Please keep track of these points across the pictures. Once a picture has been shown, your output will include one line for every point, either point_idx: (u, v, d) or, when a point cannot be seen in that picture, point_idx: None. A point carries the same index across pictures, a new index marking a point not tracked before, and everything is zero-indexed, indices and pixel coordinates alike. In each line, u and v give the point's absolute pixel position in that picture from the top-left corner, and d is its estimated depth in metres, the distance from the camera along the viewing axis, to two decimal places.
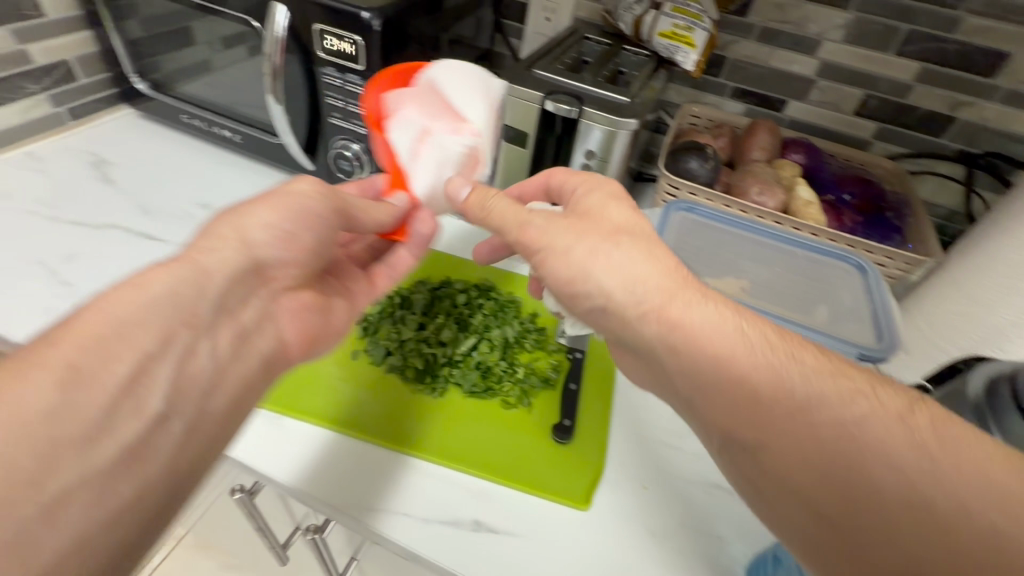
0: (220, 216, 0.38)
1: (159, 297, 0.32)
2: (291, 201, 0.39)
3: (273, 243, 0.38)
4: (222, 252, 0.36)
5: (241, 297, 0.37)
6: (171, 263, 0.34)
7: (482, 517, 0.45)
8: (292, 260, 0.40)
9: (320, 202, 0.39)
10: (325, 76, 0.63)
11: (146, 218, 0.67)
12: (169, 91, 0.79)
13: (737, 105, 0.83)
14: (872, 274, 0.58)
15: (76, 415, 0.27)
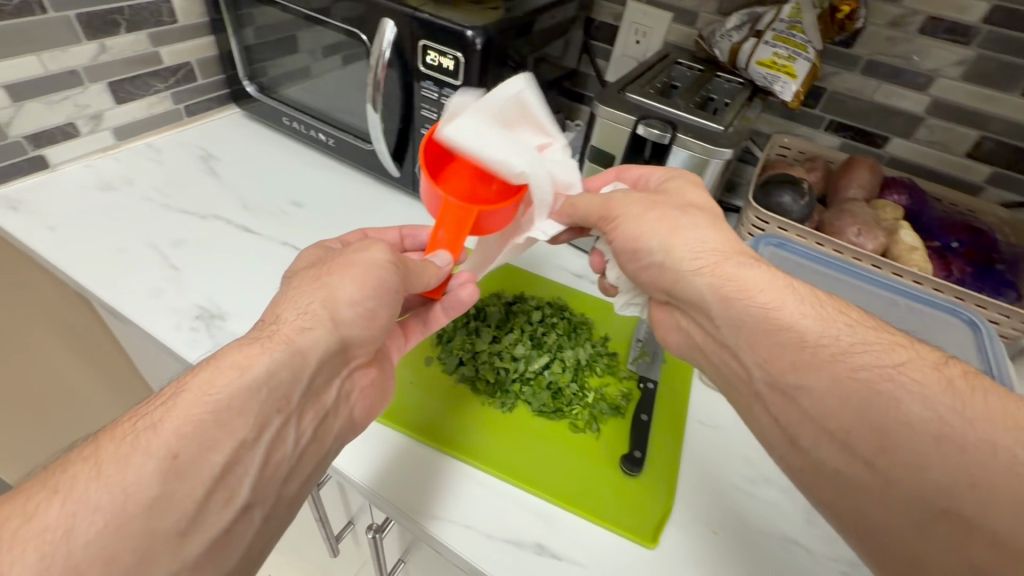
0: (309, 287, 0.41)
1: (258, 381, 0.34)
2: (371, 275, 0.41)
3: (356, 320, 0.41)
4: (312, 331, 0.38)
5: (329, 373, 0.40)
6: (270, 344, 0.36)
7: (545, 541, 0.45)
8: (369, 339, 0.42)
9: (394, 274, 0.42)
10: (422, 90, 0.66)
11: (245, 211, 0.72)
12: (273, 94, 0.84)
13: (831, 139, 0.79)
14: (986, 332, 0.53)
15: (175, 504, 0.30)
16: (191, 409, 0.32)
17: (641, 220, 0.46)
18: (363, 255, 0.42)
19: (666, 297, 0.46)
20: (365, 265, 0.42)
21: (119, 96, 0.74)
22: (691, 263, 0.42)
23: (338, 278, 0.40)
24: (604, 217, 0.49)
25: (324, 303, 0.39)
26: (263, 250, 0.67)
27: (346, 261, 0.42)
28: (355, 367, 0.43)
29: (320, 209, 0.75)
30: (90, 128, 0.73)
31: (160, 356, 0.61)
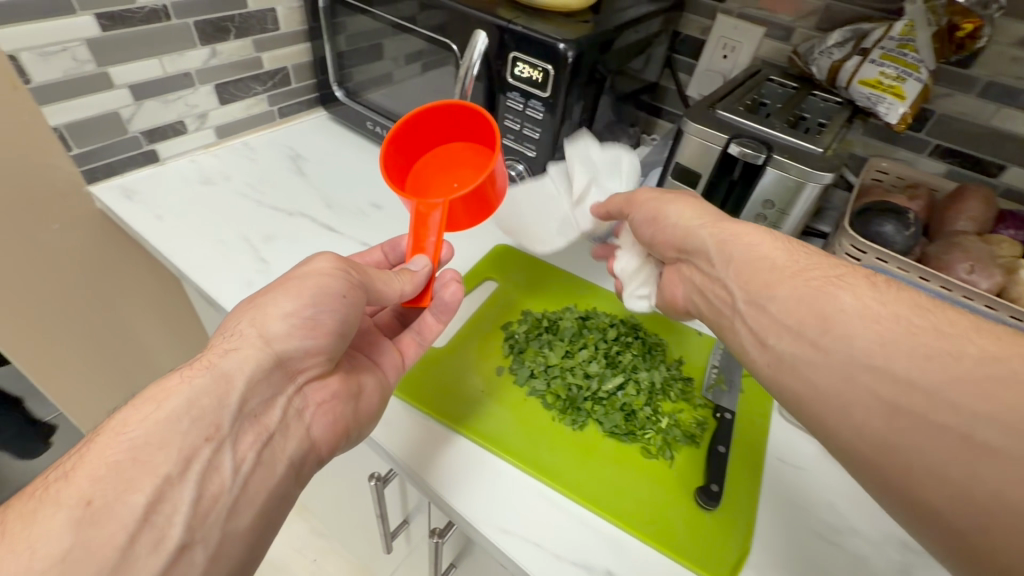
0: (243, 311, 0.43)
1: (178, 413, 0.36)
2: (304, 285, 0.43)
3: (293, 332, 0.42)
4: (238, 352, 0.40)
5: (266, 394, 0.40)
6: (193, 373, 0.38)
7: (614, 568, 0.44)
8: (316, 349, 0.43)
9: (334, 279, 0.44)
10: (508, 100, 0.66)
11: (329, 211, 0.75)
12: (359, 99, 0.87)
13: (936, 164, 0.74)
14: None
15: (92, 552, 0.30)
16: (106, 454, 0.33)
17: (665, 206, 0.49)
18: (312, 266, 0.44)
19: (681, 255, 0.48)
20: (303, 277, 0.43)
21: (224, 97, 0.79)
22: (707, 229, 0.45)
23: (269, 298, 0.42)
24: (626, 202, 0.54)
25: (254, 326, 0.41)
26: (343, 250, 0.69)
27: (279, 282, 0.44)
28: (305, 382, 0.44)
29: (399, 213, 0.77)
30: (196, 127, 0.79)
31: None
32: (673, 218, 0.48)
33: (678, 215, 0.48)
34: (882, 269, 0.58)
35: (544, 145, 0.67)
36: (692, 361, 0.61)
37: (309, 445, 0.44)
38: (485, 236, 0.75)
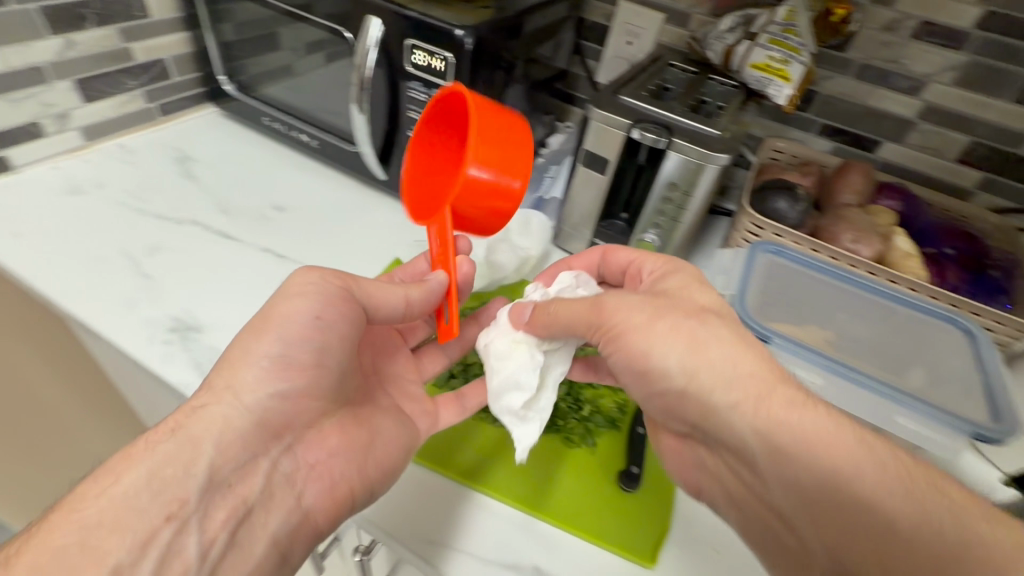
0: (216, 367, 0.41)
1: (137, 487, 0.36)
2: (282, 316, 0.42)
3: (265, 377, 0.41)
4: (207, 409, 0.39)
5: (243, 458, 0.39)
6: (159, 442, 0.37)
7: (542, 563, 0.43)
8: (296, 392, 0.42)
9: (309, 303, 0.42)
10: (409, 91, 0.63)
11: (224, 216, 0.69)
12: (253, 93, 0.81)
13: (824, 143, 0.79)
14: (983, 340, 0.53)
15: None
16: (54, 540, 0.33)
17: (651, 329, 0.41)
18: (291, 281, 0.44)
19: (692, 429, 0.42)
20: (285, 295, 0.43)
21: (88, 95, 0.70)
22: (729, 395, 0.38)
23: (249, 342, 0.42)
24: (596, 327, 0.42)
25: (225, 378, 0.40)
26: (244, 258, 0.64)
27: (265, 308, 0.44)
28: (297, 439, 0.42)
29: (303, 213, 0.72)
30: (57, 129, 0.70)
31: (130, 374, 0.58)
32: (674, 369, 0.40)
33: (678, 364, 0.40)
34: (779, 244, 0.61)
35: None
36: None
37: (301, 515, 0.42)
38: (398, 235, 0.71)
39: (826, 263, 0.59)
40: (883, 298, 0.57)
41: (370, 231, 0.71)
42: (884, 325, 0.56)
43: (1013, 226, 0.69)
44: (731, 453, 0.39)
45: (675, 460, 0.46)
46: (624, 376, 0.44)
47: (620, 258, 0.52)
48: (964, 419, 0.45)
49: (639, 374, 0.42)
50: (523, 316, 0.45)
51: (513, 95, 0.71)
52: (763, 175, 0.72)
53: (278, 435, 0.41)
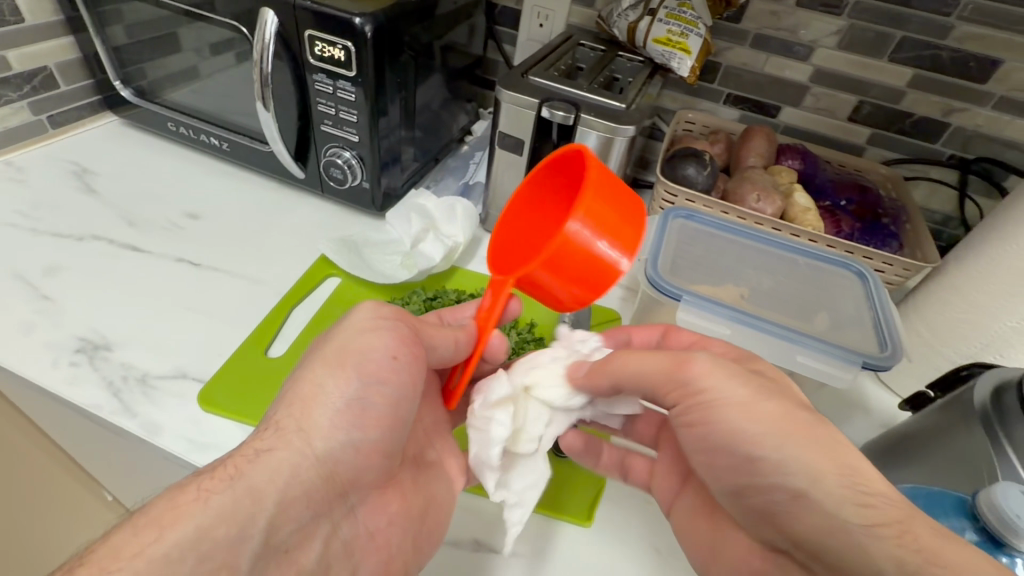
0: (283, 400, 0.37)
1: (183, 549, 0.30)
2: (353, 355, 0.38)
3: (335, 424, 0.36)
4: (271, 455, 0.34)
5: (302, 519, 0.35)
6: (211, 491, 0.32)
7: (483, 537, 0.44)
8: (368, 445, 0.38)
9: (383, 344, 0.38)
10: (316, 83, 0.62)
11: (130, 229, 0.65)
12: (154, 98, 0.76)
13: (731, 112, 0.83)
14: (873, 280, 0.57)
15: None
16: None
17: (755, 406, 0.34)
18: (354, 315, 0.40)
19: (793, 543, 0.33)
20: (359, 328, 0.39)
21: None
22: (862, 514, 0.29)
23: (326, 379, 0.37)
24: (675, 389, 0.36)
25: (294, 418, 0.36)
26: (156, 269, 0.61)
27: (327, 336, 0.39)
28: (359, 500, 0.39)
29: (219, 219, 0.69)
30: None
31: (38, 402, 0.54)
32: (790, 463, 0.32)
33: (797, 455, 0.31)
34: (691, 209, 0.64)
35: (365, 128, 0.63)
36: (542, 324, 0.64)
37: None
38: (321, 234, 0.70)
39: (735, 224, 0.62)
40: (789, 252, 0.61)
41: (291, 232, 0.69)
42: (788, 272, 0.60)
43: (900, 176, 0.75)
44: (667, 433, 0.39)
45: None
46: (718, 462, 0.36)
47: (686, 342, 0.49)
48: (857, 351, 0.50)
49: (740, 459, 0.34)
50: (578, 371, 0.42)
51: (429, 83, 0.71)
52: (675, 146, 0.75)
53: (343, 494, 0.38)
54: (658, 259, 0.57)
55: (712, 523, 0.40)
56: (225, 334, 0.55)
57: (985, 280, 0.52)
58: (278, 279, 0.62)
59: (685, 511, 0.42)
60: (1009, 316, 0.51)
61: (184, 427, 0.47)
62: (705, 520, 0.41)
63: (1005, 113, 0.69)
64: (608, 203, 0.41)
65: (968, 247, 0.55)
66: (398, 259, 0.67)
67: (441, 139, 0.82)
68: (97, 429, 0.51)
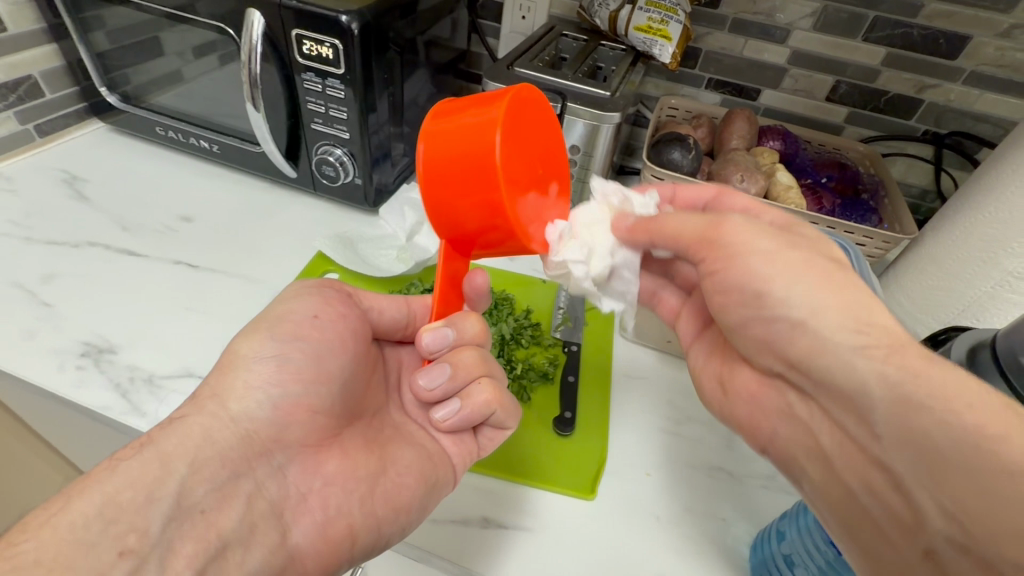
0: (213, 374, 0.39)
1: (89, 518, 0.29)
2: (268, 322, 0.41)
3: (257, 381, 0.38)
4: (185, 420, 0.36)
5: (219, 478, 0.34)
6: (119, 463, 0.32)
7: (490, 514, 0.46)
8: (287, 402, 0.38)
9: (299, 306, 0.42)
10: (305, 82, 0.63)
11: (125, 233, 0.66)
12: (141, 103, 0.76)
13: (713, 96, 0.85)
14: (853, 252, 0.59)
15: None
16: None
17: (780, 255, 0.36)
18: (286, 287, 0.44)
19: (785, 367, 0.38)
20: (284, 296, 0.43)
21: None
22: (856, 337, 0.32)
23: (243, 343, 0.40)
24: (704, 243, 0.39)
25: (211, 389, 0.38)
26: (156, 273, 0.62)
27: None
28: (287, 458, 0.38)
29: (213, 221, 0.70)
30: None
31: (44, 407, 0.55)
32: (792, 297, 0.35)
33: (802, 295, 0.35)
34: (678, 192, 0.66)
35: (355, 125, 0.64)
36: (539, 310, 0.66)
37: (284, 559, 0.35)
38: (318, 231, 0.71)
39: None
40: None
41: (285, 230, 0.70)
42: None
43: (877, 152, 0.77)
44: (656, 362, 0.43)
45: (747, 402, 0.43)
46: (730, 302, 0.39)
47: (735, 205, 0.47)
48: None
49: (748, 294, 0.37)
50: (623, 223, 0.41)
51: (415, 78, 0.72)
52: (660, 131, 0.77)
53: (267, 453, 0.37)
54: None
55: (724, 360, 0.46)
56: (226, 332, 0.56)
57: (960, 249, 0.55)
58: (276, 278, 0.63)
59: (700, 355, 0.49)
60: (982, 283, 0.53)
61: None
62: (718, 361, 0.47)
63: (975, 87, 0.71)
64: (445, 120, 0.37)
65: (947, 218, 0.57)
66: (394, 253, 0.68)
67: None
68: (105, 429, 0.52)
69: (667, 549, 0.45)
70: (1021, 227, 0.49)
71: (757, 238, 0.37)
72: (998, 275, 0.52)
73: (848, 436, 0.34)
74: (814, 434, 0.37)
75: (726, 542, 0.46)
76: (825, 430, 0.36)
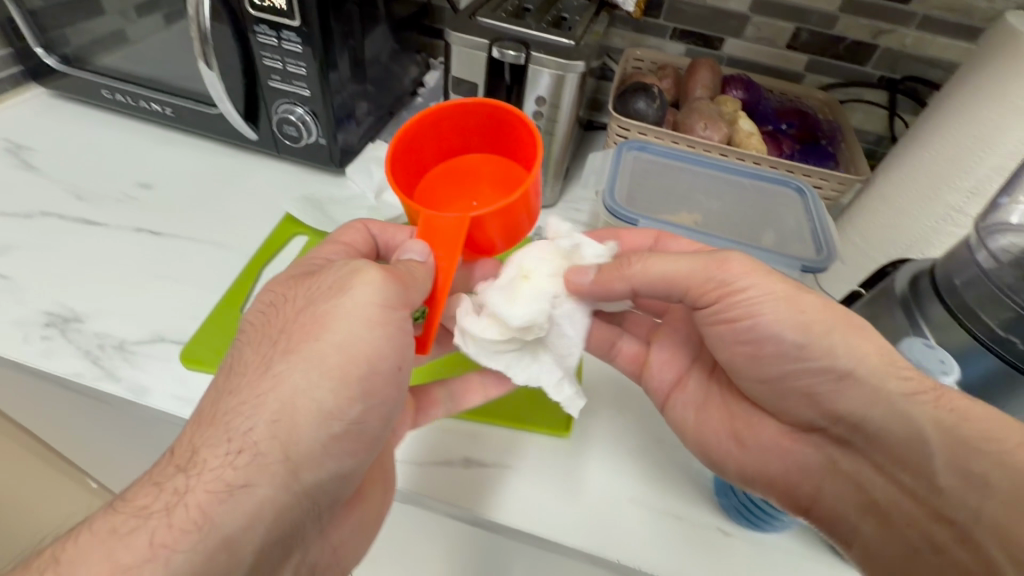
0: (250, 396, 0.35)
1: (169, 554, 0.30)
2: (321, 363, 0.36)
3: (326, 450, 0.36)
4: (257, 492, 0.33)
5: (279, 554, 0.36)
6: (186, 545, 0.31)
7: (471, 454, 0.48)
8: (350, 471, 0.39)
9: (371, 341, 0.38)
10: (259, 35, 0.60)
11: (81, 203, 0.63)
12: (82, 64, 0.72)
13: (678, 46, 0.85)
14: (811, 196, 0.62)
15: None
16: None
17: (801, 300, 0.42)
18: (354, 299, 0.38)
19: (833, 422, 0.42)
20: (360, 316, 0.38)
21: None
22: (900, 385, 0.39)
23: (294, 372, 0.36)
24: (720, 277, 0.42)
25: (282, 446, 0.35)
26: (116, 240, 0.60)
27: (320, 327, 0.37)
28: (327, 518, 0.41)
29: (173, 187, 0.68)
30: None
31: (10, 378, 0.54)
32: (840, 349, 0.40)
33: (842, 346, 0.40)
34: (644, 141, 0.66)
35: (316, 82, 0.62)
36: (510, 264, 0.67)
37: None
38: (283, 192, 0.70)
39: (684, 152, 0.65)
40: (737, 176, 0.65)
41: (250, 193, 0.68)
42: (736, 196, 0.64)
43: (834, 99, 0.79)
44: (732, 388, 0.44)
45: (779, 457, 0.46)
46: (761, 353, 0.44)
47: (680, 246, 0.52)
48: (797, 258, 0.54)
49: (787, 347, 0.42)
50: (583, 278, 0.45)
51: (376, 33, 0.70)
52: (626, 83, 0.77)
53: (318, 519, 0.39)
54: (615, 188, 0.61)
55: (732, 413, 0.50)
56: (196, 296, 0.56)
57: (908, 186, 0.57)
58: (244, 242, 0.62)
59: (691, 407, 0.51)
60: (928, 218, 0.56)
61: (173, 386, 0.48)
62: (715, 408, 0.50)
63: (928, 32, 0.73)
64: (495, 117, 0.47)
65: (895, 159, 0.60)
66: (364, 212, 0.67)
67: (394, 93, 0.81)
68: (80, 399, 0.52)
69: (638, 478, 0.48)
70: (964, 162, 0.53)
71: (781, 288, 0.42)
72: (940, 209, 0.55)
73: (903, 489, 0.39)
74: (865, 490, 0.42)
75: (695, 468, 0.49)
76: (877, 483, 0.41)
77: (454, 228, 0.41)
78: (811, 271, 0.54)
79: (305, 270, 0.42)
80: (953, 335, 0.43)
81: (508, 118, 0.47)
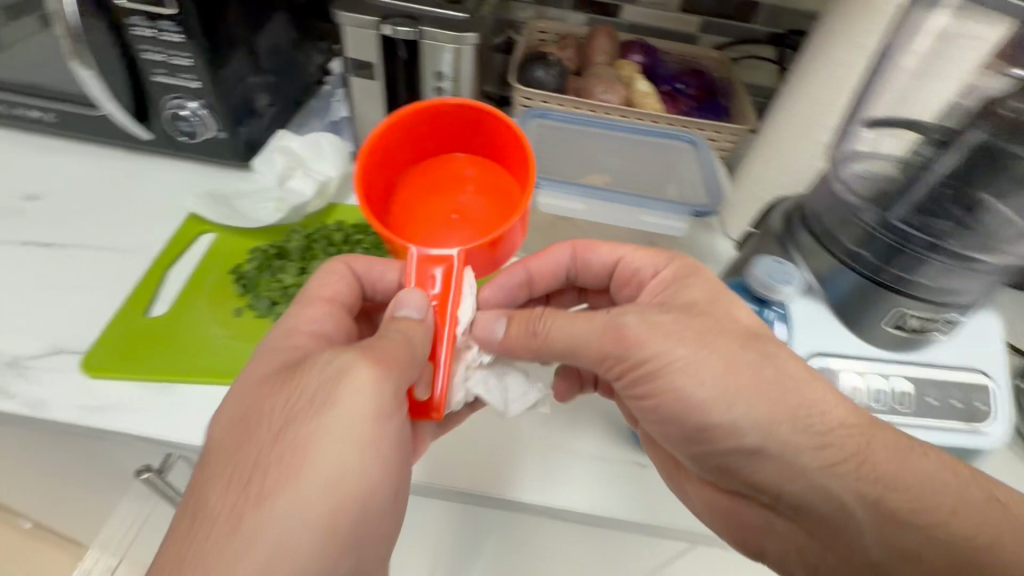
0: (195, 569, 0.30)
1: None
2: (294, 516, 0.32)
3: None
4: None
5: None
6: None
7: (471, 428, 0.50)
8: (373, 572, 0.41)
9: (366, 473, 0.35)
10: (134, 28, 0.55)
11: (14, 215, 0.64)
12: None
13: (578, 15, 0.79)
14: (703, 146, 0.64)
15: None
16: None
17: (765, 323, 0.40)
18: (343, 411, 0.34)
19: (762, 493, 0.38)
20: (352, 434, 0.35)
21: None
22: (816, 455, 0.36)
23: (267, 533, 0.32)
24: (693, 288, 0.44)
25: None
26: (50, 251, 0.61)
27: (299, 455, 0.33)
28: None
29: (58, 199, 0.66)
30: None
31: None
32: (745, 417, 0.36)
33: (744, 415, 0.36)
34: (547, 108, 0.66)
35: (204, 72, 0.59)
36: None
37: None
38: (187, 192, 0.68)
39: (588, 117, 0.65)
40: (636, 133, 0.66)
41: (157, 192, 0.68)
42: (635, 151, 0.66)
43: (732, 59, 0.76)
44: (685, 443, 0.40)
45: (722, 515, 0.42)
46: (677, 412, 0.38)
47: (596, 260, 0.50)
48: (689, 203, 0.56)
49: (691, 428, 0.38)
50: (494, 330, 0.43)
51: (274, 26, 0.65)
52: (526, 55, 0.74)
53: None
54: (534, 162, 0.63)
55: (677, 469, 0.44)
56: (100, 302, 0.58)
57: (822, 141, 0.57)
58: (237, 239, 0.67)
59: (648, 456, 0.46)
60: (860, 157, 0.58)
61: (79, 395, 0.51)
62: (657, 451, 0.46)
63: None
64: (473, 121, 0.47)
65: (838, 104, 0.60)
66: (273, 203, 0.66)
67: (297, 80, 0.73)
68: (48, 417, 0.53)
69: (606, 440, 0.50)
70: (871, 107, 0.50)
71: (728, 326, 0.39)
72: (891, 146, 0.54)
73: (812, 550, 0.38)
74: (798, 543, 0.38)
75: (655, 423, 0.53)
76: (803, 539, 0.38)
77: (443, 266, 0.42)
78: (701, 215, 0.56)
79: (274, 368, 0.38)
80: (821, 258, 0.46)
81: (487, 120, 0.47)
